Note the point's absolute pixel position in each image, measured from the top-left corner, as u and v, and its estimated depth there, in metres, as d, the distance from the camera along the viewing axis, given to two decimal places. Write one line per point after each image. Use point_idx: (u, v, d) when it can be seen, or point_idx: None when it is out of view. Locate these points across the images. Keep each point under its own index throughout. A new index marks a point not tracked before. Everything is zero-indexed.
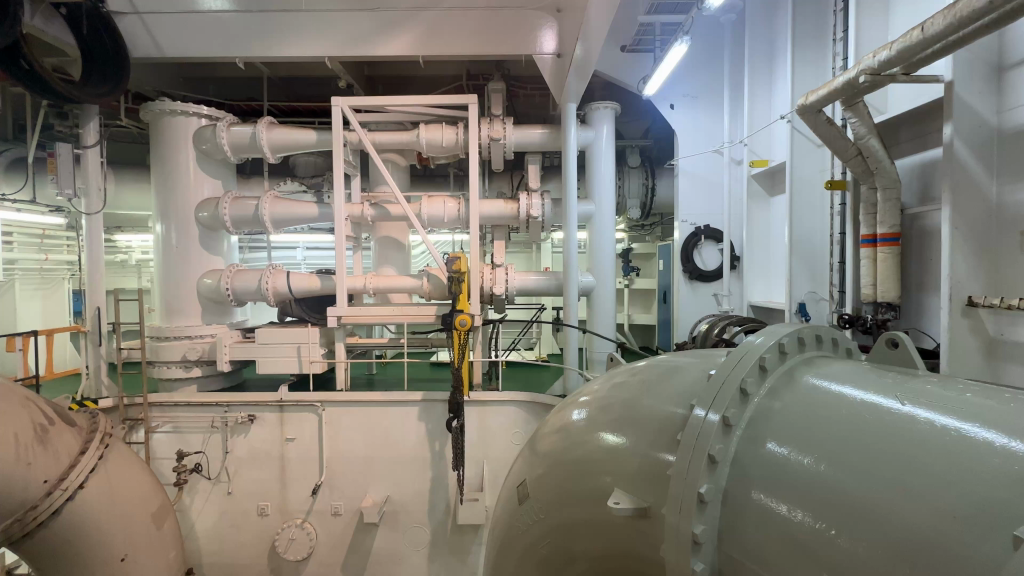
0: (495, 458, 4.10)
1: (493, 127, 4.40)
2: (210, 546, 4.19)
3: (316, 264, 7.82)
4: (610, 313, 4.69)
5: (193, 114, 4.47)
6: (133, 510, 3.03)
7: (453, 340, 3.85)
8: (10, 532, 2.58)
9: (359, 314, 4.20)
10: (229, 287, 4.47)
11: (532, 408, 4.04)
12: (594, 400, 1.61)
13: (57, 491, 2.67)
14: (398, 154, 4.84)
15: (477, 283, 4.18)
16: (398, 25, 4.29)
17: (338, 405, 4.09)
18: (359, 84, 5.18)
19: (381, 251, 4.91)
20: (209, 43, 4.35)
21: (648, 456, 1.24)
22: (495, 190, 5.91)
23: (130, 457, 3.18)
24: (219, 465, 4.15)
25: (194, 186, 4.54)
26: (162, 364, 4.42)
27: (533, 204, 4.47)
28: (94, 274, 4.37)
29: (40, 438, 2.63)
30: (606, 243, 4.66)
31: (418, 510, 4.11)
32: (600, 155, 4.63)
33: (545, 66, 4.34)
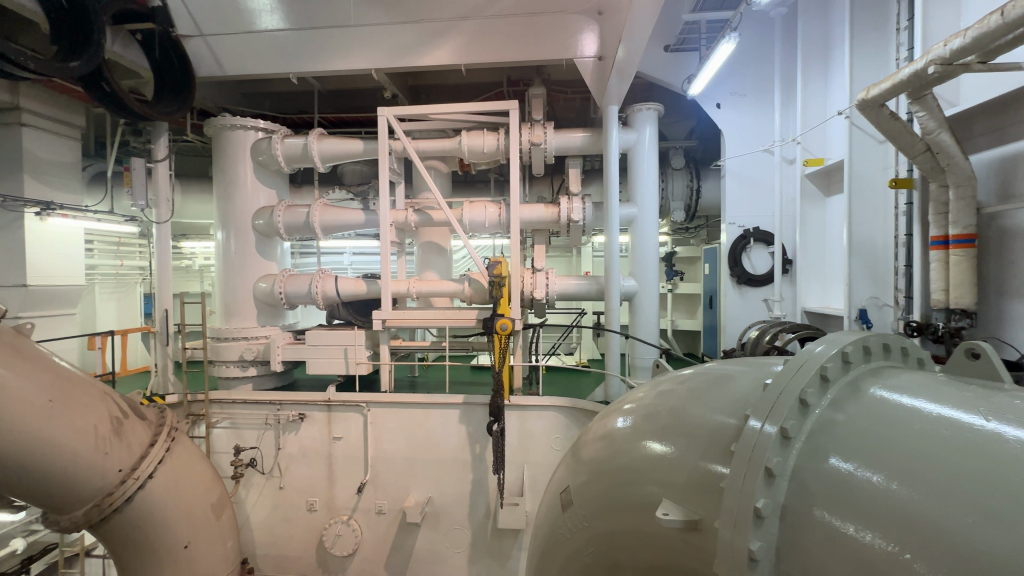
0: (536, 464, 4.08)
1: (534, 132, 4.41)
2: (263, 538, 4.39)
3: (362, 268, 8.10)
4: (653, 318, 4.58)
5: (250, 128, 4.74)
6: (194, 501, 3.23)
7: (494, 345, 3.87)
8: (89, 516, 2.79)
9: (403, 317, 4.30)
10: (282, 291, 4.69)
11: (573, 414, 4.00)
12: (639, 408, 1.59)
13: (130, 480, 2.88)
14: (441, 161, 4.94)
15: (517, 287, 4.19)
16: (441, 35, 4.38)
17: (382, 406, 4.20)
18: (403, 94, 5.34)
19: (424, 256, 5.02)
20: (266, 61, 4.61)
21: (698, 467, 1.21)
22: (536, 194, 5.93)
23: (193, 450, 3.39)
24: (272, 461, 4.36)
25: (250, 195, 4.81)
26: (221, 363, 4.70)
27: (574, 208, 4.42)
28: (163, 278, 4.70)
29: (116, 431, 2.83)
30: (649, 246, 4.56)
31: (459, 512, 4.15)
32: (643, 156, 4.55)
33: (586, 69, 4.32)
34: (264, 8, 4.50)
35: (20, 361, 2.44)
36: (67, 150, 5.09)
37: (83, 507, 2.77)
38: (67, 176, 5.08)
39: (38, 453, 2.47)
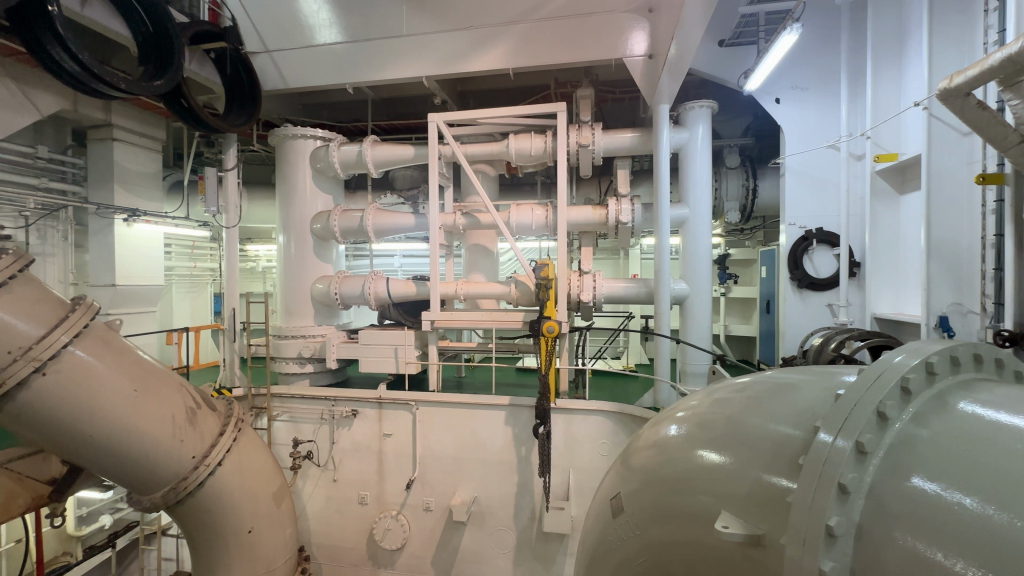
0: (582, 468, 4.04)
1: (581, 133, 4.38)
2: (318, 528, 4.59)
3: (412, 270, 8.34)
4: (705, 324, 4.43)
5: (310, 137, 4.99)
6: (257, 490, 3.42)
7: (540, 347, 3.86)
8: (167, 498, 3.02)
9: (451, 318, 4.37)
10: (337, 291, 4.90)
11: (620, 419, 3.93)
12: (694, 416, 1.55)
13: (202, 466, 3.09)
14: (488, 165, 5.00)
15: (564, 290, 4.17)
16: (489, 40, 4.45)
17: (431, 405, 4.30)
18: (452, 100, 5.45)
19: (471, 258, 5.11)
20: (324, 73, 4.85)
21: (761, 480, 1.16)
22: (583, 196, 5.88)
23: (257, 441, 3.60)
24: (327, 454, 4.56)
25: (309, 201, 5.06)
26: (282, 359, 4.97)
27: (623, 209, 4.34)
28: (231, 279, 5.03)
29: (190, 420, 3.06)
30: (701, 249, 4.42)
31: (505, 513, 4.17)
32: (695, 156, 4.40)
33: (635, 68, 4.24)
34: (322, 23, 4.76)
35: (110, 353, 2.69)
36: (150, 162, 5.58)
37: (161, 489, 3.01)
38: (149, 185, 5.56)
39: (123, 437, 2.71)
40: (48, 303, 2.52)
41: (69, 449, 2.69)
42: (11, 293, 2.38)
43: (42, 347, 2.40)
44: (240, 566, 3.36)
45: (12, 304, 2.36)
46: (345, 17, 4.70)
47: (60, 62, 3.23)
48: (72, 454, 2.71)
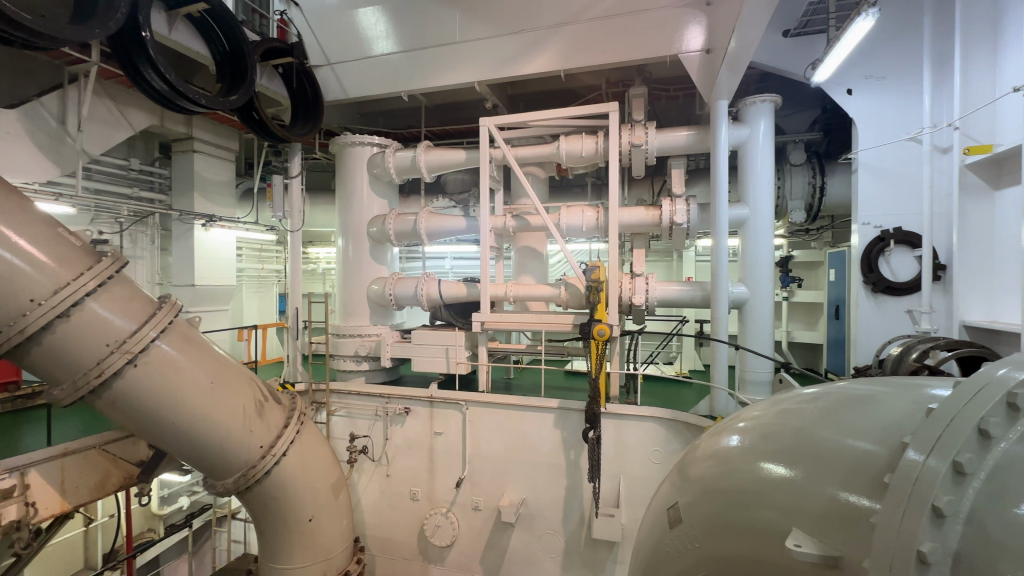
0: (632, 475, 3.94)
1: (634, 133, 4.29)
2: (372, 521, 4.75)
3: (462, 272, 8.50)
4: (767, 329, 4.20)
5: (367, 144, 5.20)
6: (318, 481, 3.60)
7: (591, 351, 3.80)
8: (237, 484, 3.23)
9: (500, 320, 4.40)
10: (391, 292, 5.07)
11: (673, 427, 3.80)
12: (758, 427, 1.47)
13: (269, 456, 3.29)
14: (538, 167, 5.03)
15: (616, 292, 4.09)
16: (541, 43, 4.46)
17: (480, 405, 4.35)
18: (503, 104, 5.51)
19: (521, 260, 5.14)
20: (380, 82, 5.05)
21: (836, 498, 1.08)
22: (635, 197, 5.77)
23: (318, 435, 3.78)
24: (381, 449, 4.72)
25: (366, 205, 5.27)
26: (340, 357, 5.19)
27: (678, 209, 4.21)
28: (295, 280, 5.33)
29: (259, 412, 3.26)
30: (762, 251, 4.21)
31: (553, 517, 4.14)
32: (756, 153, 4.19)
33: (691, 64, 4.10)
34: (379, 35, 4.95)
35: (190, 348, 2.91)
36: (225, 171, 6.02)
37: (232, 476, 3.22)
38: (224, 192, 5.99)
39: (200, 425, 2.93)
40: (140, 301, 2.76)
41: (154, 435, 2.93)
42: (110, 291, 2.62)
43: (134, 341, 2.63)
44: (301, 554, 3.55)
45: (110, 301, 2.60)
46: (401, 28, 4.89)
47: (150, 82, 3.54)
48: (157, 439, 2.95)
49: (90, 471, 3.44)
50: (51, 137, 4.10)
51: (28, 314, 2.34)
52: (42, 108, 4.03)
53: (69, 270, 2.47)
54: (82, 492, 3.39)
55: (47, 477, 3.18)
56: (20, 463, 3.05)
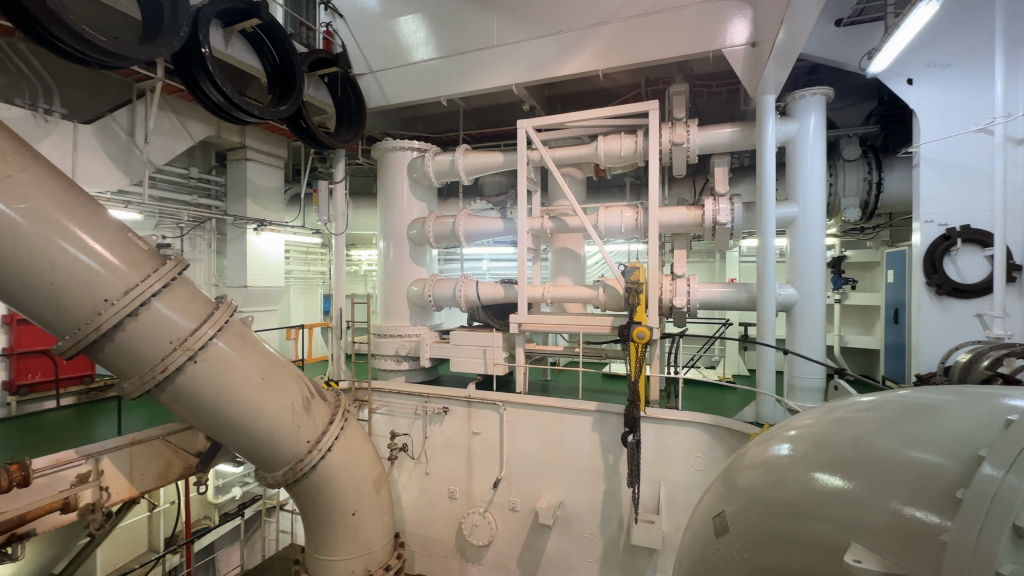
0: (673, 481, 3.85)
1: (675, 131, 4.18)
2: (412, 517, 4.85)
3: (499, 274, 8.56)
4: (818, 333, 4.01)
5: (407, 149, 5.33)
6: (361, 477, 3.71)
7: (630, 354, 3.74)
8: (286, 477, 3.38)
9: (538, 321, 4.40)
10: (430, 294, 5.16)
11: (716, 433, 3.69)
12: (809, 436, 1.42)
13: (315, 451, 3.43)
14: (576, 168, 5.01)
15: (656, 294, 4.01)
16: (579, 43, 4.43)
17: (517, 407, 4.37)
18: (540, 105, 5.52)
19: (558, 262, 5.13)
20: (420, 88, 5.16)
21: (899, 512, 1.03)
22: (675, 196, 5.64)
23: (361, 432, 3.90)
24: (421, 447, 4.81)
25: (406, 209, 5.40)
26: (381, 356, 5.33)
27: (721, 209, 4.08)
28: (339, 281, 5.53)
29: (306, 408, 3.40)
30: (813, 251, 4.02)
31: (591, 521, 4.10)
32: (806, 149, 4.01)
33: (735, 58, 3.98)
34: (419, 42, 5.07)
35: (244, 346, 3.08)
36: (275, 178, 6.31)
37: (282, 469, 3.37)
38: (274, 198, 6.29)
39: (253, 420, 3.09)
40: (199, 301, 2.93)
41: (212, 427, 3.10)
42: (173, 292, 2.80)
43: (194, 338, 2.80)
44: (344, 546, 3.68)
45: (172, 301, 2.77)
46: (440, 34, 4.98)
47: (207, 94, 3.74)
48: (214, 431, 3.13)
49: (154, 460, 3.68)
50: (121, 149, 4.44)
51: (102, 313, 2.53)
52: (114, 122, 4.36)
53: (137, 272, 2.65)
54: (147, 479, 3.63)
55: (118, 464, 3.44)
56: (94, 450, 3.32)
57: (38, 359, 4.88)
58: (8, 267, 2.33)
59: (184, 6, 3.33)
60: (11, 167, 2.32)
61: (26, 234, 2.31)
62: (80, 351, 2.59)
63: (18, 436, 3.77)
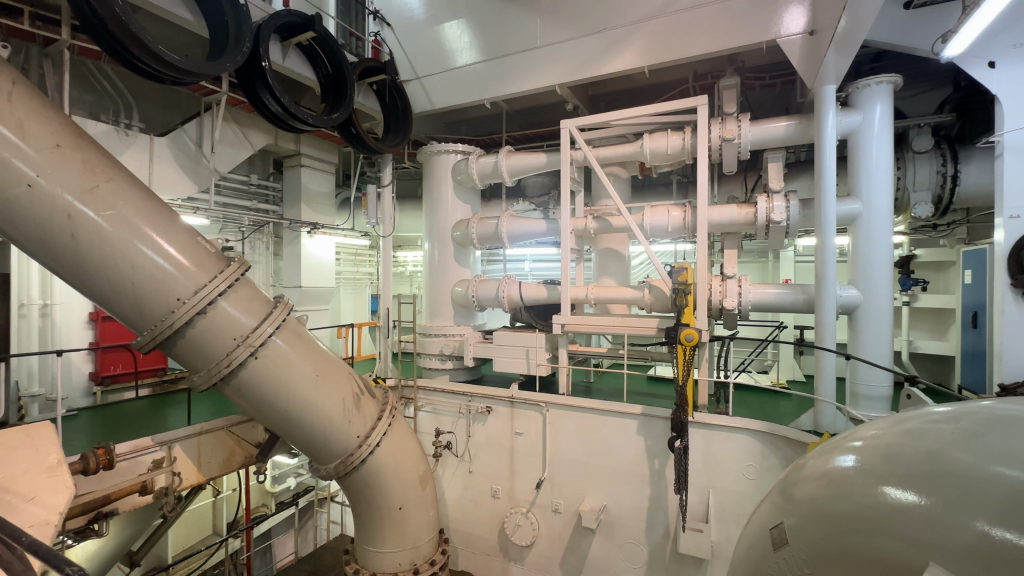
0: (723, 490, 3.72)
1: (725, 127, 4.03)
2: (456, 514, 4.93)
3: (542, 274, 8.56)
4: (884, 338, 3.75)
5: (452, 152, 5.41)
6: (407, 472, 3.81)
7: (677, 357, 3.63)
8: (338, 470, 3.52)
9: (581, 323, 4.36)
10: (474, 294, 5.23)
11: (770, 441, 3.53)
12: (877, 446, 1.34)
13: (365, 445, 3.55)
14: (620, 167, 4.93)
15: (704, 296, 3.88)
16: (624, 40, 4.36)
17: (560, 408, 4.35)
18: (583, 104, 5.48)
19: (602, 262, 5.06)
20: (464, 92, 5.24)
21: (986, 534, 0.96)
22: (725, 194, 5.45)
23: (407, 428, 4.00)
24: (464, 446, 4.88)
25: (450, 210, 5.50)
26: (426, 355, 5.45)
27: (775, 206, 3.91)
28: (386, 282, 5.69)
29: (356, 404, 3.53)
30: (878, 250, 3.77)
31: (636, 527, 4.02)
32: (870, 141, 3.76)
33: (791, 48, 3.78)
34: (463, 47, 5.15)
35: (300, 344, 3.24)
36: (327, 183, 6.59)
37: (334, 462, 3.52)
38: (326, 202, 6.57)
39: (308, 414, 3.25)
40: (260, 301, 3.11)
41: (271, 420, 3.28)
42: (237, 292, 2.98)
43: (255, 335, 2.97)
44: (392, 539, 3.79)
45: (236, 300, 2.95)
46: (484, 38, 5.04)
47: (268, 105, 3.97)
48: (272, 424, 3.30)
49: (219, 449, 3.92)
50: (191, 159, 4.77)
51: (175, 311, 2.73)
52: (184, 134, 4.71)
53: (205, 273, 2.83)
54: (213, 467, 3.87)
55: (188, 452, 3.70)
56: (167, 438, 3.59)
57: (118, 354, 5.30)
58: (95, 269, 2.56)
59: (246, 23, 3.54)
60: (98, 178, 2.55)
61: (110, 238, 2.53)
62: (157, 346, 2.81)
63: (103, 423, 4.14)
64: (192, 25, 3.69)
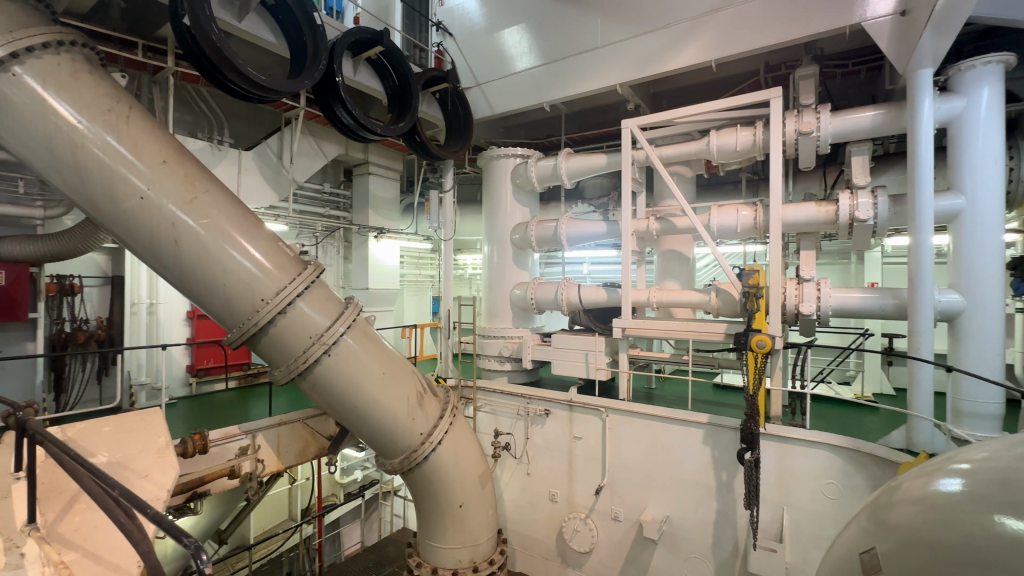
0: (799, 508, 3.47)
1: (802, 119, 3.77)
2: (513, 516, 4.95)
3: (600, 277, 8.44)
4: (992, 349, 3.34)
5: (511, 155, 5.47)
6: (468, 471, 3.88)
7: (747, 364, 3.44)
8: (402, 465, 3.66)
9: (642, 327, 4.23)
10: (533, 297, 5.23)
11: (853, 459, 3.26)
12: (989, 470, 1.19)
13: (427, 443, 3.67)
14: (684, 166, 4.76)
15: (778, 299, 3.65)
16: (689, 34, 4.22)
17: (620, 413, 4.25)
18: (645, 103, 5.35)
19: (665, 265, 4.90)
20: (524, 96, 5.29)
21: None
22: (801, 191, 5.09)
23: (467, 428, 4.08)
24: (523, 447, 4.91)
25: (509, 213, 5.55)
26: (485, 356, 5.53)
27: (860, 203, 3.61)
28: (447, 284, 5.85)
29: (420, 402, 3.66)
30: (985, 250, 3.37)
31: (701, 541, 3.84)
32: (975, 129, 3.37)
33: (880, 31, 3.48)
34: (522, 51, 5.20)
35: (368, 343, 3.40)
36: (392, 189, 6.89)
37: (398, 457, 3.66)
38: (392, 208, 6.87)
39: (375, 410, 3.41)
40: (333, 302, 3.30)
41: (342, 415, 3.47)
42: (312, 293, 3.18)
43: (329, 334, 3.16)
44: (453, 536, 3.89)
45: (312, 301, 3.15)
46: (543, 42, 5.07)
47: (340, 117, 4.21)
48: (344, 420, 3.49)
49: (296, 440, 4.19)
50: (273, 170, 5.17)
51: (260, 310, 2.96)
52: (267, 148, 5.11)
53: (285, 275, 3.06)
54: (291, 456, 4.16)
55: (269, 441, 4.00)
56: (251, 428, 3.89)
57: (211, 348, 5.79)
58: (193, 271, 2.85)
59: (323, 42, 3.78)
60: (197, 190, 2.82)
61: (206, 243, 2.80)
62: (244, 342, 3.07)
63: (197, 412, 4.57)
64: (275, 46, 4.02)
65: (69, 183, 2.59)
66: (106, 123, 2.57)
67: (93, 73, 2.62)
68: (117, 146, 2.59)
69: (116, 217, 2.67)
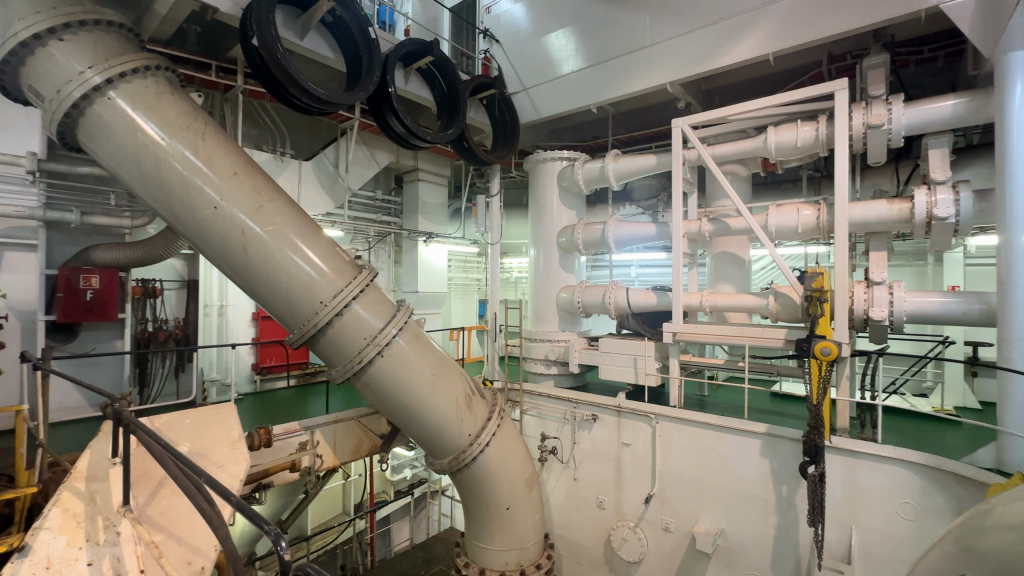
0: (870, 528, 3.23)
1: (871, 112, 3.53)
2: (560, 521, 4.92)
3: (649, 280, 8.24)
4: None
5: (558, 159, 5.46)
6: (515, 474, 3.90)
7: (811, 372, 3.25)
8: (450, 465, 3.73)
9: (695, 332, 4.09)
10: (580, 300, 5.19)
11: (932, 477, 3.01)
12: None
13: (475, 444, 3.71)
14: (739, 164, 4.58)
15: (844, 303, 3.43)
16: (744, 28, 4.06)
17: (671, 421, 4.13)
18: (697, 101, 5.19)
19: (718, 267, 4.73)
20: (570, 99, 5.27)
21: None
22: (869, 188, 4.79)
23: (515, 431, 4.09)
24: (569, 452, 4.87)
25: (555, 216, 5.53)
26: (532, 360, 5.53)
27: (939, 200, 3.33)
28: (493, 287, 5.90)
29: (468, 403, 3.71)
30: None
31: (759, 557, 3.66)
32: None
33: (960, 12, 3.21)
34: (569, 54, 5.19)
35: (419, 344, 3.49)
36: (440, 195, 7.04)
37: (447, 457, 3.73)
38: (440, 213, 7.03)
39: (426, 410, 3.50)
40: (386, 304, 3.41)
41: (394, 415, 3.57)
42: (367, 296, 3.30)
43: (382, 335, 3.27)
44: (501, 538, 3.91)
45: (366, 303, 3.27)
46: (589, 44, 5.04)
47: (392, 126, 4.36)
48: (395, 419, 3.59)
49: (350, 436, 4.36)
50: (329, 178, 5.43)
51: (319, 312, 3.11)
52: (325, 158, 5.38)
53: (342, 278, 3.19)
54: (346, 452, 4.34)
55: (326, 437, 4.19)
56: (310, 424, 4.10)
57: (273, 348, 6.15)
58: (260, 276, 3.03)
59: (376, 54, 3.94)
60: (263, 199, 3.01)
61: (271, 249, 2.98)
62: (304, 342, 3.23)
63: (261, 408, 4.86)
64: (334, 61, 4.23)
65: (154, 196, 2.84)
66: (185, 139, 2.80)
67: (174, 94, 2.86)
68: (194, 160, 2.81)
69: (193, 225, 2.90)
